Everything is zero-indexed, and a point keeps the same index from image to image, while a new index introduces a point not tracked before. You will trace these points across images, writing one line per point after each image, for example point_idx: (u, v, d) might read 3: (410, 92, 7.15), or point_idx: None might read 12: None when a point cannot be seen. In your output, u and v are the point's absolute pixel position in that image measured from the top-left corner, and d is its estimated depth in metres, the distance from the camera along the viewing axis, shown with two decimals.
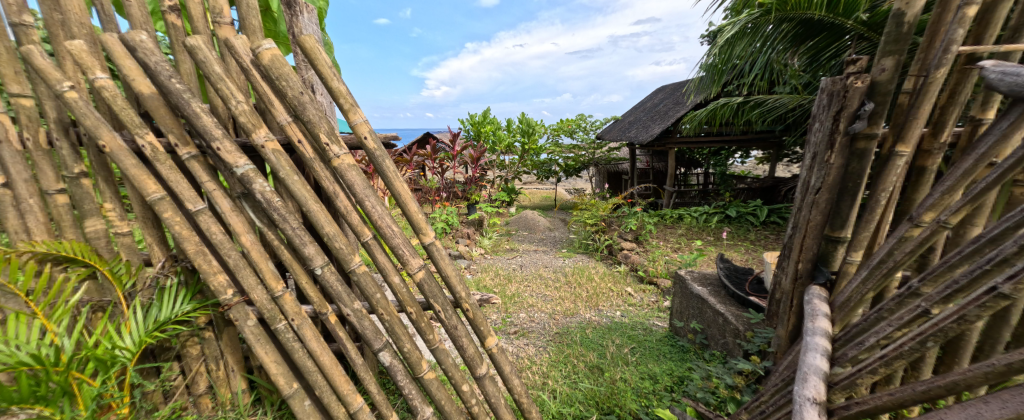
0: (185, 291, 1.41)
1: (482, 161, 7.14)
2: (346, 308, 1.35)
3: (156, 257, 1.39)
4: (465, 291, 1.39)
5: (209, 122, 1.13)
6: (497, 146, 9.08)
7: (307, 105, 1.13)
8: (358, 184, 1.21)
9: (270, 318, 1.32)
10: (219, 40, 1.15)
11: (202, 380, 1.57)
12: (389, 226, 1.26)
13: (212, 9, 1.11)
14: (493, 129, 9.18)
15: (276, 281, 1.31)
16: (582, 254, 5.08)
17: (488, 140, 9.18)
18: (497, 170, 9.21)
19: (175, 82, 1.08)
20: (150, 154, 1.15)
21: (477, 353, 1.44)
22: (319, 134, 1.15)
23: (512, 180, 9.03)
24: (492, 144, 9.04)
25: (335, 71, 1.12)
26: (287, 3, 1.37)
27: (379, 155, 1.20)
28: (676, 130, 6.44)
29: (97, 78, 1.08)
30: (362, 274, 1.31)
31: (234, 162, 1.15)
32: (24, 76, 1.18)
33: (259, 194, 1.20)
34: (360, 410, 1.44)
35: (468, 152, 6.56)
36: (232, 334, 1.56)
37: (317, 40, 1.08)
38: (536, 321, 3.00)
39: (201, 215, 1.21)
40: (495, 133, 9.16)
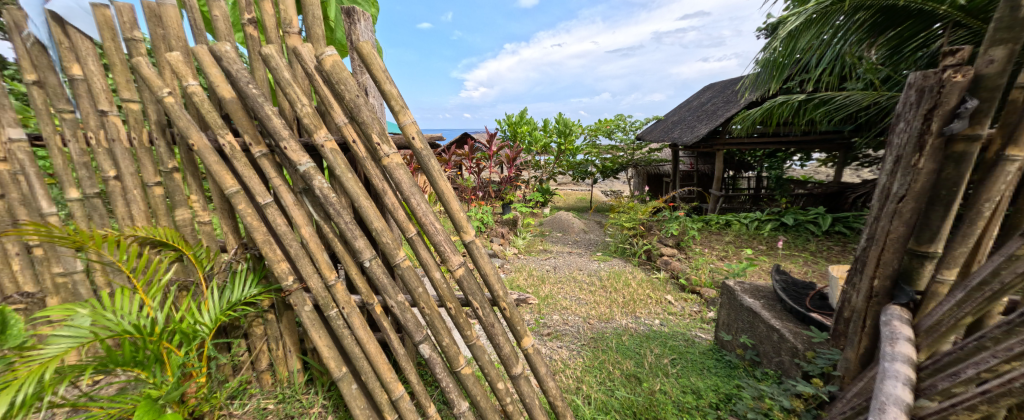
0: (253, 275, 1.57)
1: (518, 161, 7.16)
2: (391, 299, 1.42)
3: (230, 244, 1.55)
4: (503, 290, 1.40)
5: (278, 123, 1.24)
6: (533, 146, 9.05)
7: (362, 107, 1.21)
8: (405, 182, 1.27)
9: (324, 304, 1.44)
10: (288, 49, 1.26)
11: (264, 358, 1.73)
12: (432, 223, 1.32)
13: (283, 21, 1.21)
14: (529, 129, 9.16)
15: (330, 270, 1.41)
16: (618, 258, 4.91)
17: (524, 140, 9.18)
18: (532, 170, 9.17)
19: (251, 88, 1.21)
20: (229, 152, 1.29)
21: (513, 352, 1.45)
22: (372, 135, 1.22)
23: (548, 181, 8.94)
24: (528, 144, 9.04)
25: (388, 75, 1.19)
26: (347, 11, 1.36)
27: (425, 155, 1.24)
28: (726, 130, 6.03)
29: (189, 84, 1.24)
30: (406, 267, 1.37)
31: (298, 160, 1.26)
32: (133, 85, 1.37)
33: (318, 190, 1.30)
34: (401, 398, 1.49)
35: (504, 152, 6.59)
36: (291, 317, 1.70)
37: (373, 45, 1.14)
38: (570, 324, 2.96)
39: (268, 207, 1.35)
40: (531, 133, 9.16)
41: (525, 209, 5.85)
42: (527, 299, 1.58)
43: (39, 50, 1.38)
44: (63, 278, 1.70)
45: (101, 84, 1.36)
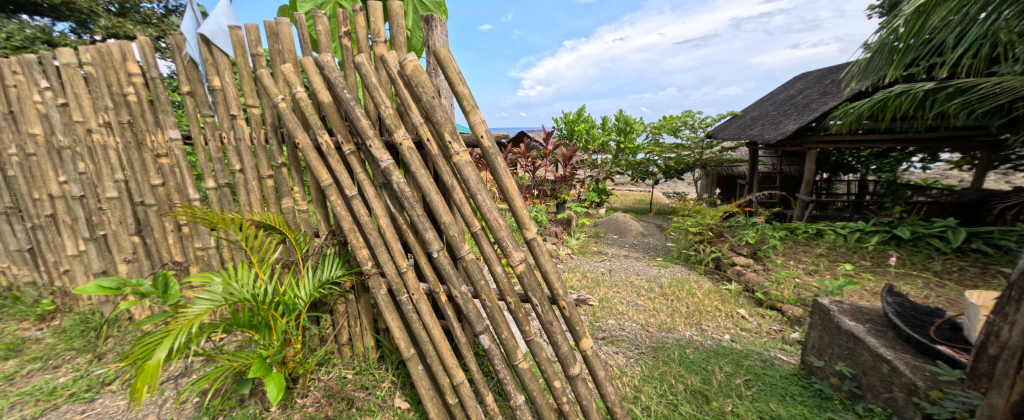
0: (338, 259, 1.78)
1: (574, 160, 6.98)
2: (455, 289, 1.51)
3: (322, 230, 1.78)
4: (563, 289, 1.39)
5: (365, 123, 1.39)
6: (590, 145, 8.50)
7: (437, 108, 1.29)
8: (472, 178, 1.33)
9: (397, 289, 1.58)
10: (375, 57, 1.41)
11: (345, 333, 1.95)
12: (496, 219, 1.36)
13: (372, 31, 1.36)
14: (586, 127, 8.57)
15: (402, 259, 1.54)
16: (680, 265, 4.57)
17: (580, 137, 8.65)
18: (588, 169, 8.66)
19: (346, 93, 1.38)
20: (326, 149, 1.49)
21: (571, 352, 1.44)
22: (445, 134, 1.30)
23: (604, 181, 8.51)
24: (584, 142, 8.45)
25: (461, 77, 1.24)
26: (427, 18, 1.44)
27: (492, 153, 1.28)
28: (820, 126, 5.25)
29: (297, 91, 1.46)
30: (470, 260, 1.44)
31: (380, 157, 1.39)
32: (255, 92, 1.67)
33: (395, 184, 1.42)
34: (461, 383, 1.57)
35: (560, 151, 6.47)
36: (367, 298, 1.89)
37: (449, 49, 1.21)
38: (626, 330, 2.83)
39: (354, 199, 1.52)
40: (588, 131, 8.52)
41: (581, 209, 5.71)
42: (586, 299, 1.55)
43: (192, 66, 1.72)
44: (200, 251, 2.10)
45: (234, 93, 1.70)
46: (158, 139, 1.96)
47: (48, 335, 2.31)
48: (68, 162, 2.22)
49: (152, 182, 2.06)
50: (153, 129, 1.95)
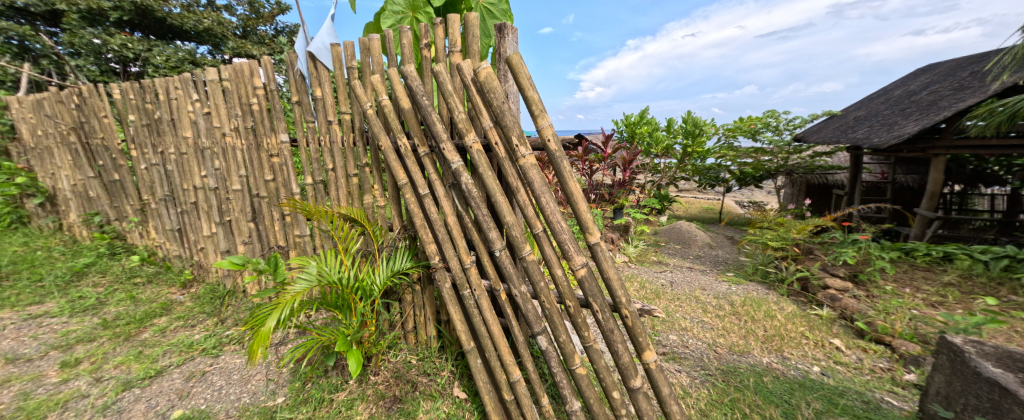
0: (408, 252, 1.95)
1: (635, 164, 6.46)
2: (515, 288, 1.54)
3: (396, 225, 1.96)
4: (626, 297, 1.34)
5: (440, 128, 1.50)
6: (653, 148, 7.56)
7: (506, 112, 1.34)
8: (537, 181, 1.35)
9: (461, 284, 1.67)
10: (451, 66, 1.52)
11: (411, 321, 2.11)
12: (559, 222, 1.36)
13: (449, 43, 1.48)
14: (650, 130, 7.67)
15: (466, 255, 1.63)
16: (755, 283, 4.08)
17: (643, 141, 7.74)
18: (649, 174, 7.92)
19: (424, 99, 1.51)
20: (404, 151, 1.65)
21: (632, 363, 1.38)
22: (512, 137, 1.35)
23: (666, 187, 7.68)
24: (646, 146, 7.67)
25: (531, 82, 1.26)
26: (500, 27, 1.49)
27: (558, 156, 1.28)
28: (952, 126, 4.32)
29: (383, 100, 1.65)
30: (531, 261, 1.46)
31: (451, 159, 1.49)
32: (348, 101, 1.92)
33: (463, 185, 1.50)
34: (517, 381, 1.60)
35: (620, 154, 6.13)
36: (431, 291, 2.03)
37: (521, 56, 1.24)
38: (690, 347, 2.62)
39: (426, 197, 1.65)
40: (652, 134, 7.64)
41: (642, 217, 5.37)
42: (651, 310, 1.47)
43: (301, 80, 2.03)
44: (299, 238, 2.44)
45: (331, 102, 1.97)
46: (271, 141, 2.34)
47: (188, 300, 2.87)
48: (207, 160, 2.74)
49: (265, 177, 2.46)
50: (268, 133, 2.33)
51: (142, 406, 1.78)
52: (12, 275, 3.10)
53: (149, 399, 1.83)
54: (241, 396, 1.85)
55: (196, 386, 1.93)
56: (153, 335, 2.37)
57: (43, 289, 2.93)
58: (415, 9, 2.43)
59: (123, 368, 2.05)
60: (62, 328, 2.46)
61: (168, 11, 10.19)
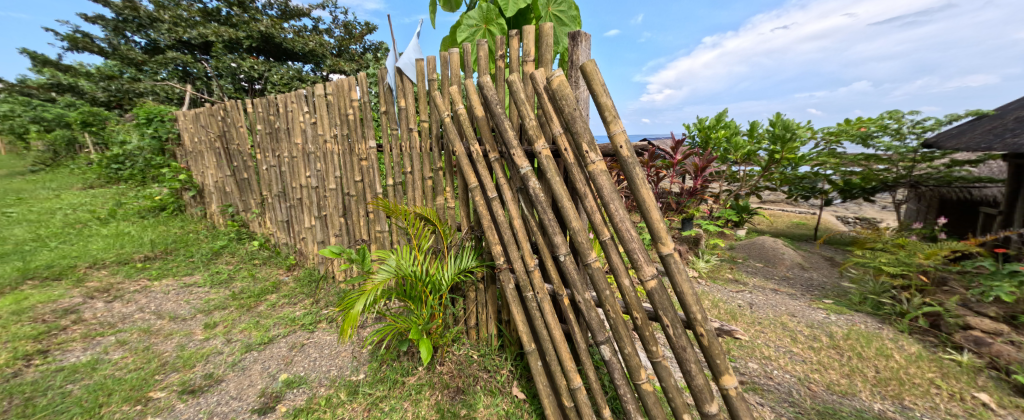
0: (474, 252, 2.06)
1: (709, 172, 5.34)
2: (578, 295, 1.53)
3: (464, 225, 2.09)
4: (702, 314, 1.24)
5: (511, 134, 1.57)
6: (730, 154, 5.96)
7: (578, 119, 1.35)
8: (606, 187, 1.33)
9: (524, 286, 1.71)
10: (524, 75, 1.59)
11: (473, 318, 2.22)
12: (628, 230, 1.31)
13: (524, 52, 1.55)
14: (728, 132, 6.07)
15: (530, 258, 1.66)
16: (861, 314, 3.38)
17: (717, 146, 6.10)
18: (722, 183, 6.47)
19: (498, 108, 1.60)
20: (476, 156, 1.76)
21: (707, 387, 1.28)
22: (583, 143, 1.35)
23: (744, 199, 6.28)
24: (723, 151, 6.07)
25: (605, 88, 1.23)
26: (573, 34, 1.50)
27: (630, 163, 1.23)
28: None
29: (459, 108, 1.79)
30: (596, 268, 1.44)
31: (520, 164, 1.54)
32: (428, 110, 2.11)
33: (531, 189, 1.54)
34: (578, 389, 1.59)
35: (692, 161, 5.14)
36: (494, 290, 2.11)
37: (595, 63, 1.23)
38: (774, 379, 2.32)
39: (494, 200, 1.73)
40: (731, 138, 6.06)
41: (715, 229, 4.74)
42: (732, 332, 1.34)
43: (388, 92, 2.29)
44: (379, 233, 2.73)
45: (413, 111, 2.18)
46: (362, 147, 2.66)
47: (291, 281, 3.37)
48: (311, 163, 3.20)
49: (355, 179, 2.80)
50: (359, 139, 2.65)
51: (258, 366, 2.14)
52: (174, 252, 3.95)
53: (263, 361, 2.20)
54: (330, 369, 2.12)
55: (296, 355, 2.26)
56: (266, 309, 2.83)
57: (193, 264, 3.69)
58: (488, 21, 2.55)
59: (245, 334, 2.48)
60: (205, 296, 3.08)
61: (284, 37, 12.17)
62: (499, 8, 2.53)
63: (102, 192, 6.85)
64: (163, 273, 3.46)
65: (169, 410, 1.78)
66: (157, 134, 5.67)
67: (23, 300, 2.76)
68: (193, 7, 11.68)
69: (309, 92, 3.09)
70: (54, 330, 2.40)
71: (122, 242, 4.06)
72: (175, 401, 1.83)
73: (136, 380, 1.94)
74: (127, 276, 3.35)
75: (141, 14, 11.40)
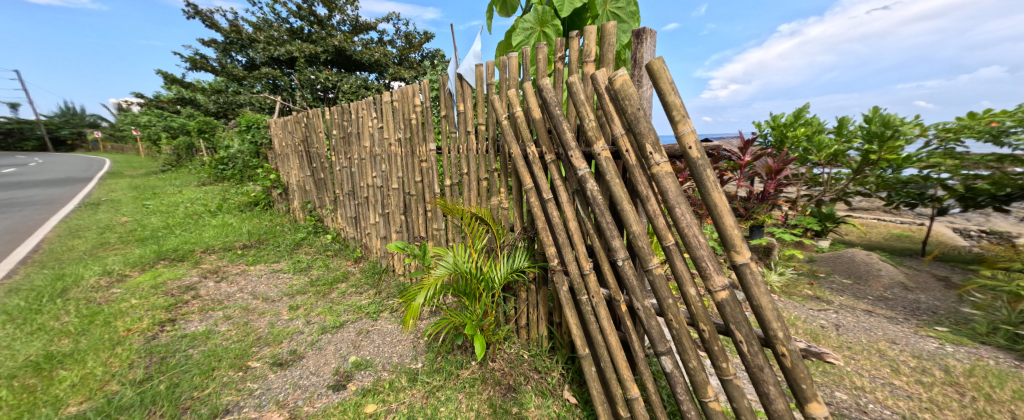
0: (526, 252, 2.08)
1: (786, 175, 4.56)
2: (637, 302, 1.47)
3: (517, 226, 2.12)
4: (783, 333, 1.12)
5: (569, 136, 1.56)
6: (812, 155, 5.01)
7: (641, 119, 1.29)
8: (672, 190, 1.25)
9: (578, 289, 1.68)
10: (584, 76, 1.57)
11: (524, 318, 2.24)
12: (696, 237, 1.22)
13: (585, 53, 1.53)
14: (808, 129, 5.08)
15: (585, 261, 1.64)
16: (990, 348, 2.61)
17: (795, 146, 5.14)
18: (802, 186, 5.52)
19: (557, 109, 1.59)
20: (532, 158, 1.77)
21: (787, 412, 1.17)
22: (647, 145, 1.29)
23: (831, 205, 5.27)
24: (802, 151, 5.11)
25: (673, 86, 1.16)
26: (638, 32, 1.45)
27: (701, 165, 1.14)
28: None
29: (517, 111, 1.82)
30: (658, 274, 1.37)
31: (578, 166, 1.52)
32: (485, 113, 2.17)
33: (589, 192, 1.51)
34: (635, 399, 1.53)
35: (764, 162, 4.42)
36: (546, 292, 2.11)
37: (663, 60, 1.17)
38: (868, 414, 2.00)
39: (549, 202, 1.73)
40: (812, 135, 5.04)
41: (790, 239, 4.08)
42: (824, 355, 1.17)
43: (448, 97, 2.41)
44: (436, 230, 2.88)
45: (470, 115, 2.27)
46: (422, 149, 2.83)
47: (357, 272, 3.69)
48: (377, 164, 3.48)
49: (416, 179, 2.98)
50: (421, 142, 2.83)
51: (332, 347, 2.39)
52: (265, 241, 4.55)
53: (336, 343, 2.43)
54: (392, 355, 2.28)
55: (363, 340, 2.47)
56: (338, 296, 3.13)
57: (279, 252, 4.22)
58: (543, 23, 2.54)
59: (321, 317, 2.77)
60: (289, 281, 3.50)
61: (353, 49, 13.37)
62: (555, 10, 2.51)
63: (212, 189, 8.12)
64: (257, 259, 4.00)
65: (263, 378, 2.06)
66: (254, 139, 6.58)
67: (158, 276, 3.38)
68: (282, 27, 13.34)
69: (376, 99, 3.36)
70: (180, 302, 2.90)
71: (226, 231, 4.77)
72: (268, 372, 2.11)
73: (238, 350, 2.27)
74: (230, 261, 3.93)
75: (243, 36, 13.31)
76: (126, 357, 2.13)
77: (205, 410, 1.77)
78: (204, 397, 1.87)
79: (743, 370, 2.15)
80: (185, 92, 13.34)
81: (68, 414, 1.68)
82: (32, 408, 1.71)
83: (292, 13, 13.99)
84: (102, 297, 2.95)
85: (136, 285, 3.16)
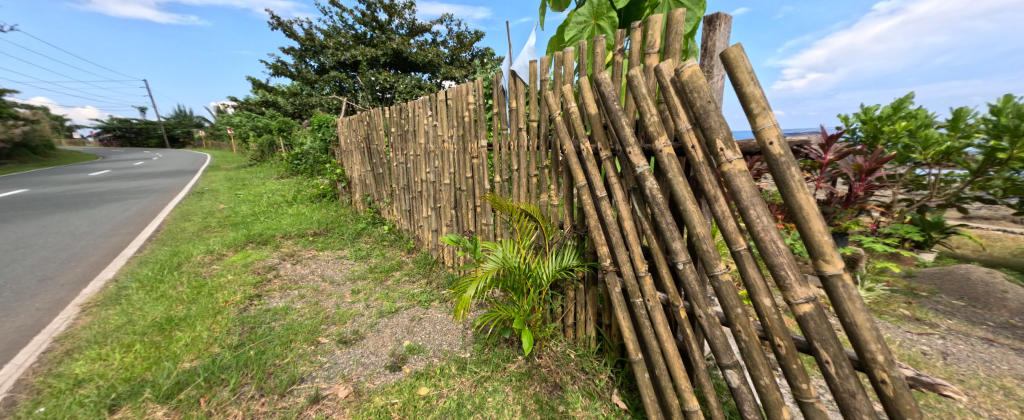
0: (575, 250, 2.05)
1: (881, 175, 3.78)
2: (699, 309, 1.37)
3: (566, 224, 2.09)
4: (883, 356, 0.98)
5: (628, 131, 1.49)
6: (915, 153, 4.14)
7: (712, 113, 1.18)
8: (746, 190, 1.14)
9: (632, 292, 1.62)
10: (647, 68, 1.50)
11: (571, 317, 2.21)
12: (774, 242, 1.10)
13: (648, 43, 1.45)
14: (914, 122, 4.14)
15: (641, 263, 1.57)
16: None
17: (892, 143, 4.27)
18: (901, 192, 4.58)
19: (615, 104, 1.53)
20: (585, 154, 1.73)
21: None
22: (717, 140, 1.18)
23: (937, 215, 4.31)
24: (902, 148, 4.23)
25: (753, 75, 1.05)
26: (709, 19, 1.34)
27: (783, 162, 1.02)
28: None
29: (571, 106, 1.78)
30: (725, 281, 1.27)
31: (637, 163, 1.45)
32: (537, 110, 2.16)
33: (648, 190, 1.44)
34: (694, 412, 1.44)
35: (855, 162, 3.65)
36: (595, 292, 2.05)
37: (741, 46, 1.05)
38: None
39: (603, 200, 1.68)
40: (917, 130, 4.12)
41: (883, 250, 3.47)
42: (939, 387, 1.00)
43: (501, 94, 2.45)
44: (485, 225, 2.95)
45: (523, 111, 2.28)
46: (474, 146, 2.91)
47: (410, 262, 3.91)
48: (431, 160, 3.64)
49: (467, 175, 3.07)
50: (473, 139, 2.90)
51: (388, 330, 2.56)
52: (331, 229, 5.01)
53: (392, 327, 2.61)
54: (442, 343, 2.39)
55: (416, 326, 2.61)
56: (393, 284, 3.35)
57: (343, 240, 4.62)
58: (598, 16, 2.43)
59: (379, 302, 2.99)
60: (351, 267, 3.82)
61: (409, 52, 14.12)
62: (611, 1, 2.38)
63: (289, 181, 9.12)
64: (325, 245, 4.42)
65: (330, 353, 2.27)
66: (324, 137, 7.26)
67: (248, 257, 3.88)
68: (348, 34, 14.50)
69: (432, 98, 3.51)
70: (264, 280, 3.31)
71: (300, 219, 5.32)
72: (335, 348, 2.33)
73: (311, 326, 2.53)
74: (303, 246, 4.38)
75: (316, 44, 14.69)
76: (224, 324, 2.48)
77: (285, 377, 2.00)
78: (284, 365, 2.11)
79: (831, 398, 1.84)
80: (268, 95, 15.07)
81: (183, 369, 2.02)
82: (157, 361, 2.07)
83: (357, 20, 15.14)
84: (206, 271, 3.48)
85: (231, 264, 3.67)
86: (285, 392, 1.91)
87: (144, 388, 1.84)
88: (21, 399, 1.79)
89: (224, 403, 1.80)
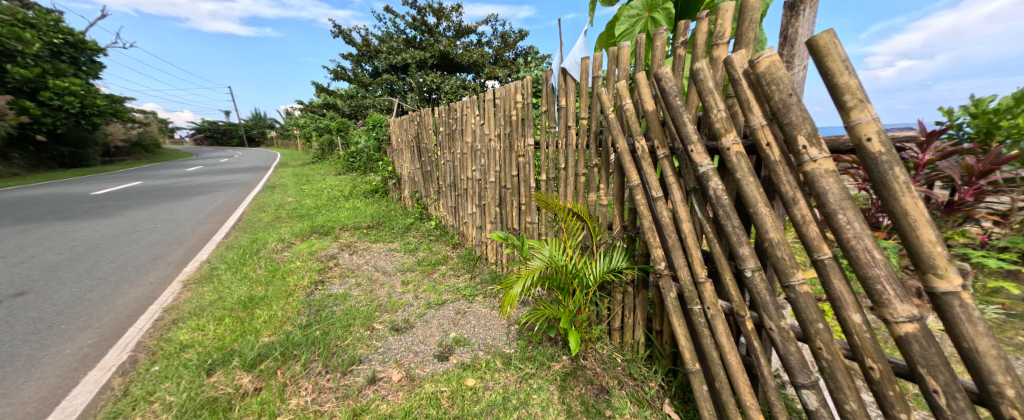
0: (625, 252, 1.99)
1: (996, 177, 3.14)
2: (770, 321, 1.25)
3: (615, 224, 2.03)
4: (1012, 389, 0.84)
5: (691, 128, 1.39)
6: None
7: (794, 107, 1.06)
8: (834, 192, 1.01)
9: (690, 298, 1.53)
10: (714, 60, 1.40)
11: (618, 320, 2.15)
12: (869, 252, 0.97)
13: (716, 33, 1.36)
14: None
15: (701, 268, 1.47)
16: None
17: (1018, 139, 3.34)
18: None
19: (677, 100, 1.44)
20: (640, 153, 1.66)
21: None
22: (799, 137, 1.07)
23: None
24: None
25: (848, 64, 0.93)
26: (791, 4, 1.22)
27: (885, 161, 0.90)
28: None
29: (625, 103, 1.71)
30: (803, 293, 1.14)
31: (700, 161, 1.36)
32: (588, 107, 2.12)
33: (712, 191, 1.34)
34: None
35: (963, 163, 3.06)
36: (645, 296, 1.97)
37: (834, 31, 0.94)
38: None
39: (658, 200, 1.60)
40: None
41: (998, 266, 2.90)
42: None
43: (550, 93, 2.43)
44: (529, 223, 2.95)
45: (572, 109, 2.24)
46: (521, 144, 2.92)
47: (455, 257, 4.04)
48: (477, 159, 3.73)
49: (513, 173, 3.10)
50: (520, 138, 2.92)
51: (436, 321, 2.67)
52: (383, 223, 5.33)
53: (439, 318, 2.71)
54: (487, 337, 2.43)
55: (461, 319, 2.69)
56: (439, 277, 3.49)
57: (394, 234, 4.89)
58: (653, 8, 2.31)
59: (426, 293, 3.13)
60: (401, 259, 4.04)
61: (456, 52, 14.53)
62: None
63: (345, 178, 9.85)
64: (378, 237, 4.71)
65: (384, 339, 2.42)
66: (377, 136, 7.74)
67: (312, 246, 4.26)
68: (400, 38, 15.27)
69: (479, 98, 3.59)
70: (326, 267, 3.61)
71: (356, 213, 5.72)
72: (388, 334, 2.48)
73: (367, 312, 2.72)
74: (358, 237, 4.71)
75: (371, 49, 15.67)
76: (295, 305, 2.75)
77: (346, 357, 2.16)
78: (345, 346, 2.29)
79: None
80: (329, 98, 16.35)
81: (264, 342, 2.27)
82: (243, 333, 2.35)
83: (408, 24, 15.90)
84: (278, 257, 3.87)
85: (298, 251, 4.05)
86: (346, 372, 2.06)
87: (233, 357, 2.09)
88: (141, 358, 2.13)
89: (297, 376, 1.99)
